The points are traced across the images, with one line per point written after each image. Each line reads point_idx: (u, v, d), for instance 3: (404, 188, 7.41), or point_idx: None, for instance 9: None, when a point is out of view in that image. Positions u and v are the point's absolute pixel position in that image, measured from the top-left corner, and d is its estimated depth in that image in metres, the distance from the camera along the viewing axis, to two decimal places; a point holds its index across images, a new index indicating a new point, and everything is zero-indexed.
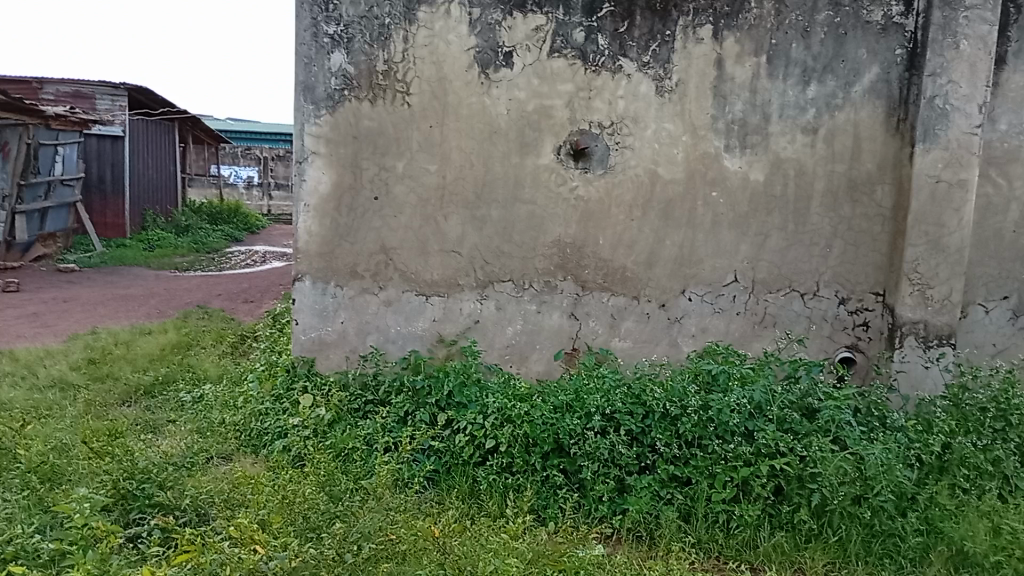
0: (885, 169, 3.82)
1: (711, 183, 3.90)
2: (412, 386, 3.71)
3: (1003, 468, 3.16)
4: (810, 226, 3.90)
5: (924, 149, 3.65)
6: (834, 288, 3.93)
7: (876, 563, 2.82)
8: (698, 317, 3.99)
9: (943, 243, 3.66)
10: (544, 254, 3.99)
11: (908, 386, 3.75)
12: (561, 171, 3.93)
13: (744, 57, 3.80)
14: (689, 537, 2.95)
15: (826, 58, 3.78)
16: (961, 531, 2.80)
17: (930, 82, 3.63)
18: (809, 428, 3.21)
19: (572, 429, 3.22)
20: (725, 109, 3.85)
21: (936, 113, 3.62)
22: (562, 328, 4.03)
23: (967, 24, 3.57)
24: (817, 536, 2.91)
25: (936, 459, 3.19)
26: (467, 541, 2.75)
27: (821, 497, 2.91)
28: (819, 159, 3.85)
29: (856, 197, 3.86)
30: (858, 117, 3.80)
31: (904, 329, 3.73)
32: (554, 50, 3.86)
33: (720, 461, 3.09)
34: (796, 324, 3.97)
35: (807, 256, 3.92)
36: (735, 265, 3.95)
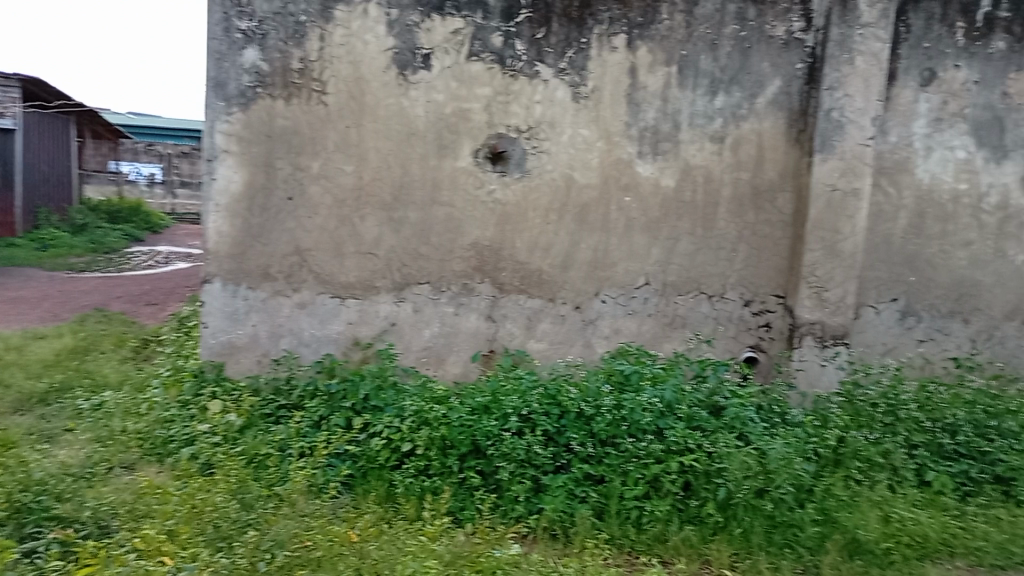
0: (786, 177, 4.01)
1: (625, 189, 4.01)
2: (327, 390, 3.66)
3: (893, 460, 3.37)
4: (717, 231, 4.06)
5: (822, 159, 3.86)
6: (739, 291, 4.10)
7: (777, 552, 2.91)
8: (611, 318, 4.09)
9: (838, 248, 3.88)
10: (461, 257, 4.00)
11: (806, 384, 3.95)
12: (478, 174, 3.96)
13: (656, 66, 3.93)
14: (603, 534, 2.98)
15: (733, 70, 3.94)
16: (855, 520, 2.96)
17: (828, 95, 3.83)
18: (716, 425, 3.34)
19: (488, 431, 3.25)
20: (638, 116, 3.96)
21: (833, 125, 3.83)
22: (478, 331, 4.05)
23: (862, 41, 3.79)
24: (723, 528, 3.00)
25: (832, 452, 3.38)
26: (384, 545, 2.74)
27: (727, 491, 3.03)
28: (726, 167, 4.01)
29: (759, 203, 4.04)
30: (762, 127, 3.98)
31: (803, 330, 3.94)
32: (473, 53, 3.89)
33: (632, 459, 3.18)
34: (703, 325, 4.12)
35: (714, 260, 4.08)
36: (647, 269, 4.07)
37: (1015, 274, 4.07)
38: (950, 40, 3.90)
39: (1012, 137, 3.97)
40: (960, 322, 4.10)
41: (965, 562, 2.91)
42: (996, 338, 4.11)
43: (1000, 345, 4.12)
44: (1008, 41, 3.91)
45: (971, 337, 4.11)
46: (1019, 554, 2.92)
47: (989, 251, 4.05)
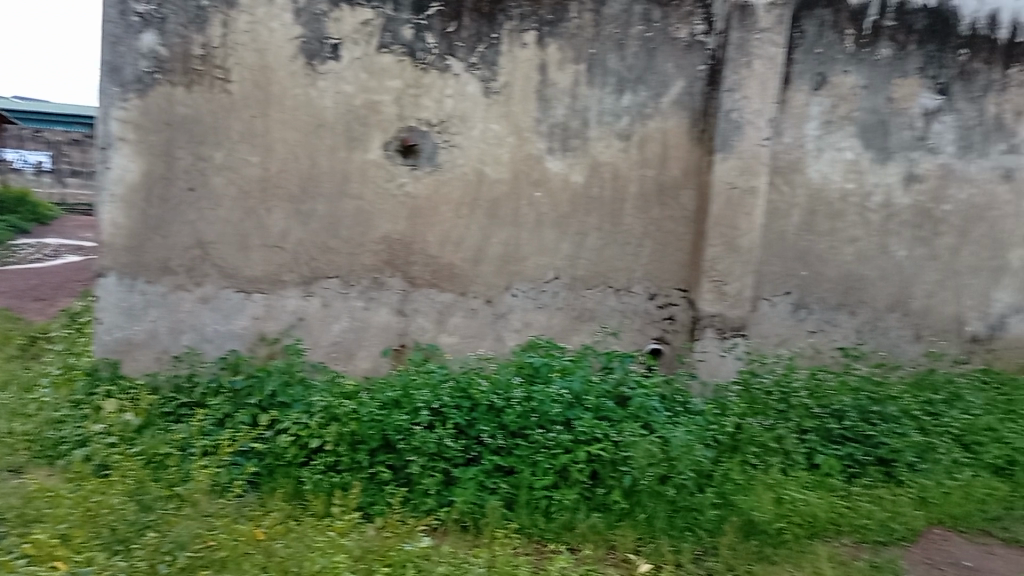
0: (689, 175, 4.16)
1: (535, 184, 4.07)
2: (231, 388, 3.56)
3: (785, 445, 3.57)
4: (623, 226, 4.17)
5: (722, 158, 4.03)
6: (644, 284, 4.23)
7: (678, 535, 3.01)
8: (522, 312, 4.14)
9: (737, 244, 4.06)
10: (371, 251, 3.97)
11: (707, 373, 4.12)
12: (388, 167, 3.93)
13: (565, 64, 4.00)
14: (513, 524, 3.03)
15: (639, 70, 4.05)
16: (750, 502, 3.12)
17: (727, 97, 4.00)
18: (622, 414, 3.44)
19: (399, 425, 3.24)
20: (547, 112, 4.02)
21: (732, 125, 4.01)
22: (389, 325, 4.02)
23: (759, 45, 3.96)
24: (628, 514, 3.09)
25: (729, 438, 3.55)
26: (291, 542, 2.70)
27: (632, 478, 3.13)
28: (632, 164, 4.12)
29: (664, 200, 4.17)
30: (666, 126, 4.11)
31: (704, 322, 4.10)
32: (383, 45, 3.85)
33: (541, 450, 3.24)
34: (611, 318, 4.22)
35: (621, 254, 4.19)
36: (557, 263, 4.14)
37: (896, 269, 4.36)
38: (840, 46, 4.13)
39: (895, 140, 4.24)
40: (847, 314, 4.36)
41: (851, 539, 3.10)
42: (879, 328, 4.39)
43: (883, 335, 4.40)
44: (892, 49, 4.17)
45: (857, 328, 4.37)
46: (899, 530, 3.14)
47: (874, 247, 4.32)
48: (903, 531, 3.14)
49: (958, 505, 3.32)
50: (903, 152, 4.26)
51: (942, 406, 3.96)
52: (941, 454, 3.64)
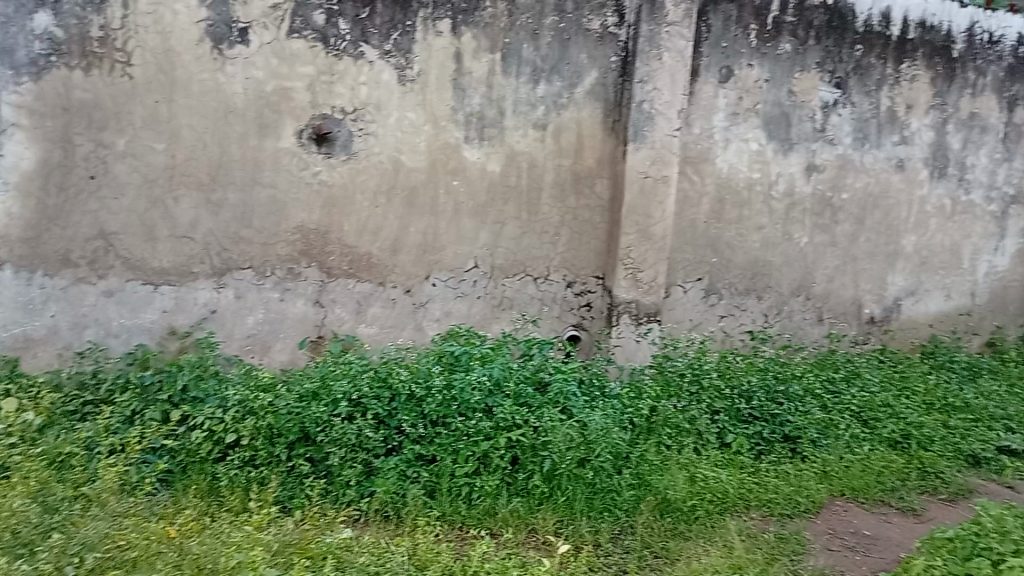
0: (603, 165, 4.25)
1: (452, 173, 4.07)
2: (139, 384, 3.43)
3: (697, 425, 3.73)
4: (541, 215, 4.22)
5: (635, 147, 4.12)
6: (562, 272, 4.30)
7: (597, 516, 3.09)
8: (442, 301, 4.14)
9: (651, 231, 4.19)
10: (286, 241, 3.90)
11: (623, 358, 4.22)
12: (302, 155, 3.86)
13: (480, 53, 4.00)
14: (434, 511, 3.04)
15: (553, 60, 4.10)
16: (665, 482, 3.27)
17: (639, 88, 4.08)
18: (541, 400, 3.50)
19: (317, 417, 3.18)
20: (463, 101, 4.02)
21: (644, 116, 4.10)
22: (306, 316, 3.96)
23: (668, 38, 4.06)
24: (548, 498, 3.13)
25: (645, 421, 3.67)
26: (206, 539, 2.64)
27: (552, 463, 3.19)
28: (548, 153, 4.17)
29: (579, 189, 4.25)
30: (581, 116, 4.18)
31: (620, 309, 4.20)
32: (294, 30, 3.76)
33: (462, 438, 3.25)
34: (529, 306, 4.28)
35: (538, 243, 4.24)
36: (476, 252, 4.16)
37: (799, 254, 4.58)
38: (745, 40, 4.28)
39: (797, 131, 4.44)
40: (755, 299, 4.54)
41: (759, 513, 3.25)
42: (784, 312, 4.60)
43: (788, 318, 4.61)
44: (793, 43, 4.35)
45: (764, 312, 4.57)
46: (803, 502, 3.31)
47: (778, 234, 4.52)
48: (807, 504, 3.31)
49: (857, 478, 3.52)
50: (805, 143, 4.46)
51: (842, 384, 4.19)
52: (842, 430, 3.85)
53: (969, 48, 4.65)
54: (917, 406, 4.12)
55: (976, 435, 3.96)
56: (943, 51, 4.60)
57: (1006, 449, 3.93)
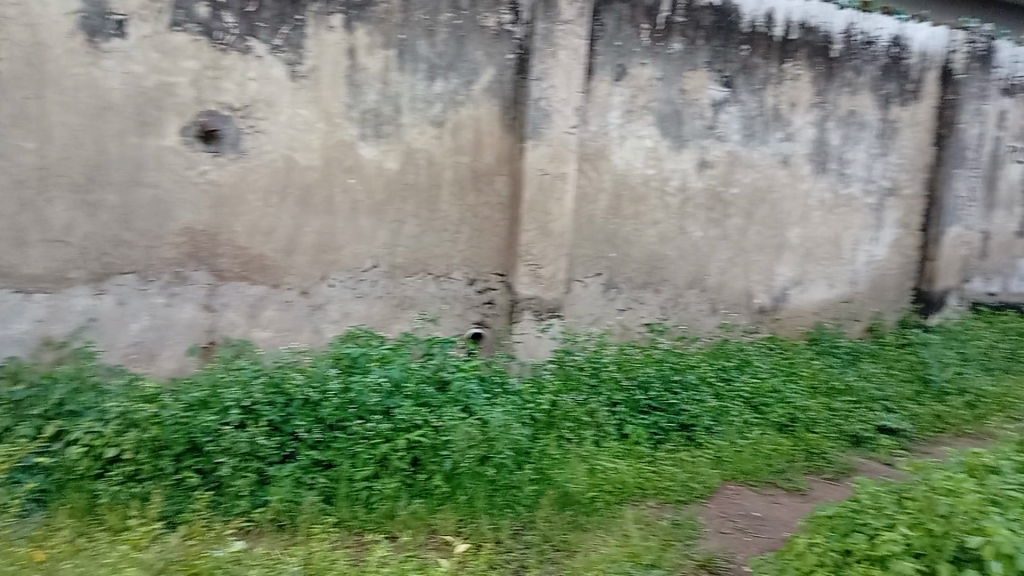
0: (502, 162, 4.26)
1: (348, 171, 3.98)
2: (9, 399, 3.20)
3: (596, 419, 3.81)
4: (440, 213, 4.19)
5: (534, 145, 4.18)
6: (463, 271, 4.27)
7: (498, 512, 3.10)
8: (340, 302, 4.05)
9: (550, 228, 4.25)
10: (171, 243, 3.73)
11: (526, 354, 4.25)
12: (187, 154, 3.70)
13: (375, 49, 3.94)
14: (331, 518, 2.98)
15: (449, 57, 4.07)
16: (565, 476, 3.31)
17: (535, 86, 4.14)
18: (442, 400, 3.49)
19: (207, 426, 3.06)
20: (358, 98, 3.95)
21: (541, 113, 4.16)
22: (194, 322, 3.79)
23: (563, 36, 4.13)
24: (449, 497, 3.12)
25: (546, 416, 3.72)
26: (80, 562, 2.51)
27: (452, 462, 3.21)
28: (446, 151, 4.15)
29: (479, 186, 4.24)
30: (478, 113, 4.17)
31: (522, 305, 4.25)
32: (176, 23, 3.60)
33: (361, 441, 3.21)
34: (430, 305, 4.23)
35: (438, 241, 4.21)
36: (374, 251, 4.09)
37: (693, 248, 4.72)
38: (637, 40, 4.37)
39: (688, 128, 4.57)
40: (652, 292, 4.64)
41: (655, 500, 3.34)
42: (680, 304, 4.72)
43: (684, 310, 4.73)
44: (683, 43, 4.48)
45: (661, 305, 4.67)
46: (698, 489, 3.43)
47: (673, 229, 4.65)
48: (701, 490, 3.43)
49: (748, 461, 3.69)
50: (696, 140, 4.60)
51: (734, 372, 4.35)
52: (734, 416, 4.02)
53: (848, 49, 4.88)
54: (804, 390, 4.33)
55: (858, 415, 4.19)
56: (823, 51, 4.81)
57: (886, 428, 4.17)
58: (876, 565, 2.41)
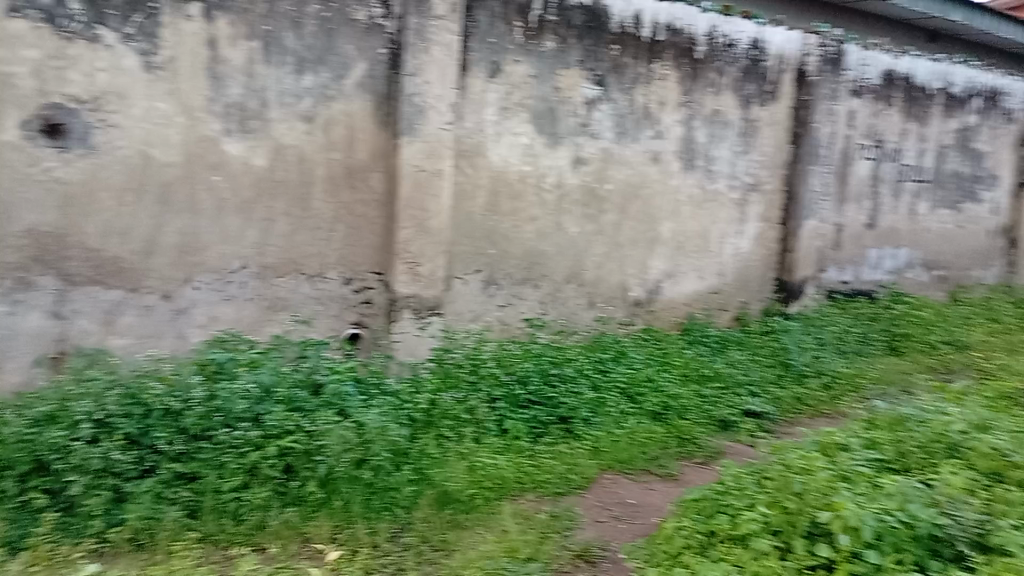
0: (377, 158, 4.17)
1: (211, 168, 3.80)
2: None
3: (476, 415, 3.81)
4: (313, 211, 4.06)
5: (408, 141, 4.12)
6: (339, 270, 4.16)
7: (375, 516, 3.05)
8: (207, 306, 3.85)
9: (427, 225, 4.21)
10: (12, 246, 3.45)
11: (405, 353, 4.20)
12: (29, 149, 3.43)
13: (238, 40, 3.77)
14: (195, 533, 2.85)
15: (318, 50, 3.95)
16: (444, 475, 3.30)
17: (409, 81, 4.09)
18: (316, 403, 3.39)
19: (54, 443, 2.86)
20: (221, 91, 3.77)
21: (415, 109, 4.11)
22: (42, 331, 3.52)
23: (436, 31, 4.10)
24: (324, 504, 3.04)
25: (424, 415, 3.69)
26: None
27: (327, 467, 3.12)
28: (317, 147, 4.02)
29: (353, 183, 4.14)
30: (351, 109, 4.07)
31: (400, 303, 4.20)
32: (12, 8, 3.33)
33: (228, 451, 3.07)
34: (304, 306, 4.09)
35: (311, 240, 4.08)
36: (242, 252, 3.92)
37: (570, 243, 4.79)
38: (510, 37, 4.39)
39: (562, 125, 4.64)
40: (531, 288, 4.68)
41: (534, 494, 3.37)
42: (559, 299, 4.78)
43: (563, 305, 4.80)
44: (555, 42, 4.54)
45: (541, 300, 4.71)
46: (575, 480, 3.49)
47: (550, 225, 4.70)
48: (579, 481, 3.50)
49: (623, 450, 3.79)
50: (570, 137, 4.67)
51: (610, 363, 4.46)
52: (611, 407, 4.13)
53: (711, 51, 5.10)
54: (676, 378, 4.49)
55: (725, 401, 4.39)
56: (688, 52, 5.01)
57: (751, 412, 4.39)
58: (737, 544, 2.53)
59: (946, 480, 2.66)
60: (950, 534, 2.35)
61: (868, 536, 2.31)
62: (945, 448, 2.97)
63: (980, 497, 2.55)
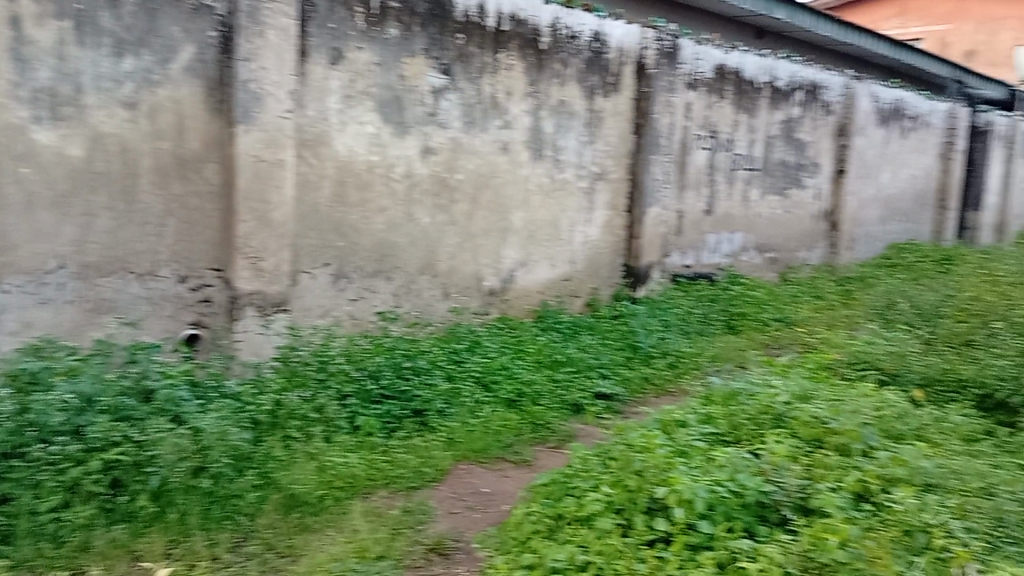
0: (210, 148, 3.93)
1: (19, 158, 3.44)
2: None
3: (325, 414, 3.69)
4: (140, 204, 3.77)
5: (244, 129, 3.91)
6: (172, 267, 3.90)
7: (215, 526, 2.90)
8: (19, 311, 3.50)
9: (269, 218, 4.02)
10: None
11: (249, 353, 4.01)
12: None
13: (45, 19, 3.44)
14: (7, 561, 2.61)
15: (139, 32, 3.67)
16: (290, 478, 3.16)
17: (243, 66, 3.87)
18: (146, 410, 3.14)
19: None
20: (27, 75, 3.42)
21: (251, 96, 3.91)
22: None
23: (270, 15, 3.92)
24: (158, 517, 2.86)
25: (269, 416, 3.52)
26: None
27: (160, 478, 2.90)
28: (142, 135, 3.73)
29: (185, 174, 3.88)
30: (179, 95, 3.81)
31: (242, 301, 3.99)
32: None
33: (44, 468, 2.79)
34: (134, 307, 3.80)
35: (139, 236, 3.79)
36: (58, 250, 3.58)
37: (422, 234, 4.73)
38: (352, 23, 4.26)
39: (409, 114, 4.56)
40: (383, 280, 4.58)
41: (387, 490, 3.31)
42: (413, 291, 4.71)
43: (416, 296, 4.74)
44: (398, 29, 4.45)
45: (393, 292, 4.63)
46: (429, 473, 3.46)
47: (401, 216, 4.62)
48: (433, 473, 3.47)
49: (478, 440, 3.80)
50: (418, 127, 4.61)
51: (465, 353, 4.47)
52: (465, 397, 4.12)
53: (554, 42, 5.19)
54: (530, 365, 4.55)
55: (577, 384, 4.50)
56: (532, 43, 5.06)
57: (602, 394, 4.53)
58: (583, 525, 2.59)
59: (772, 448, 2.84)
60: (774, 500, 2.52)
61: (701, 507, 2.44)
62: (771, 419, 3.18)
63: (801, 463, 2.75)
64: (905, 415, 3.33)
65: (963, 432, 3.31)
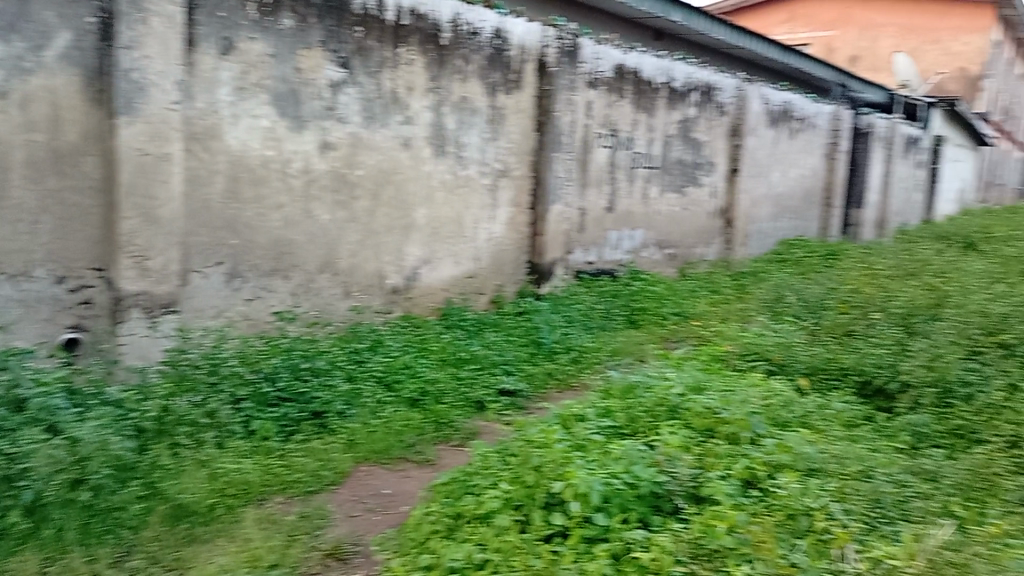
0: (89, 140, 3.71)
1: None
2: None
3: (217, 419, 3.55)
4: (10, 201, 3.52)
5: (127, 121, 3.70)
6: (48, 267, 3.66)
7: (95, 541, 2.72)
8: None
9: (155, 214, 3.82)
10: None
11: (135, 357, 3.81)
12: None
13: None
14: None
15: (8, 16, 3.42)
16: (178, 487, 3.02)
17: (124, 54, 3.66)
18: (17, 422, 2.96)
19: None
20: None
21: (134, 86, 3.70)
22: None
23: (154, 2, 3.73)
24: (31, 535, 2.68)
25: (155, 423, 3.36)
26: None
27: (34, 493, 2.74)
28: (12, 127, 3.48)
29: (61, 169, 3.65)
30: (53, 84, 3.57)
31: (127, 302, 3.78)
32: None
33: None
34: (5, 311, 3.55)
35: (9, 234, 3.54)
36: None
37: (321, 232, 4.61)
38: (243, 12, 4.11)
39: (306, 108, 4.44)
40: (280, 279, 4.44)
41: (283, 495, 3.21)
42: (312, 290, 4.59)
43: (316, 295, 4.62)
44: (293, 20, 4.32)
45: (291, 292, 4.49)
46: (328, 477, 3.37)
47: (299, 213, 4.49)
48: (332, 477, 3.38)
49: (379, 441, 3.73)
50: (316, 121, 4.49)
51: (367, 353, 4.40)
52: (366, 398, 4.04)
53: (455, 38, 5.16)
54: (433, 363, 4.51)
55: (481, 381, 4.49)
56: (433, 38, 5.02)
57: (505, 390, 4.53)
58: (482, 522, 2.59)
59: (665, 439, 2.91)
60: (667, 490, 2.58)
61: (596, 500, 2.48)
62: (666, 410, 3.26)
63: (693, 453, 2.83)
64: (791, 403, 3.49)
65: (844, 418, 3.48)
